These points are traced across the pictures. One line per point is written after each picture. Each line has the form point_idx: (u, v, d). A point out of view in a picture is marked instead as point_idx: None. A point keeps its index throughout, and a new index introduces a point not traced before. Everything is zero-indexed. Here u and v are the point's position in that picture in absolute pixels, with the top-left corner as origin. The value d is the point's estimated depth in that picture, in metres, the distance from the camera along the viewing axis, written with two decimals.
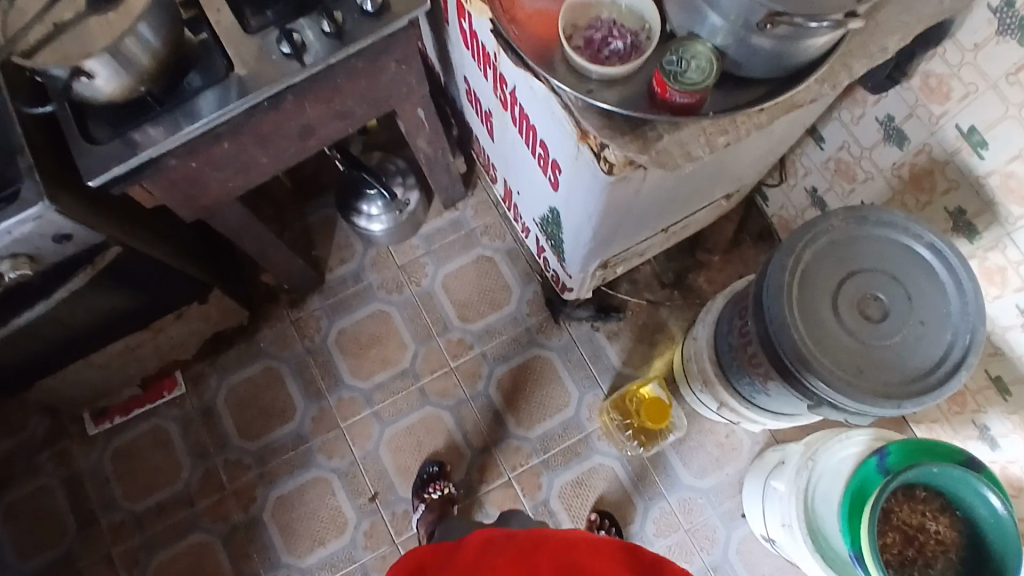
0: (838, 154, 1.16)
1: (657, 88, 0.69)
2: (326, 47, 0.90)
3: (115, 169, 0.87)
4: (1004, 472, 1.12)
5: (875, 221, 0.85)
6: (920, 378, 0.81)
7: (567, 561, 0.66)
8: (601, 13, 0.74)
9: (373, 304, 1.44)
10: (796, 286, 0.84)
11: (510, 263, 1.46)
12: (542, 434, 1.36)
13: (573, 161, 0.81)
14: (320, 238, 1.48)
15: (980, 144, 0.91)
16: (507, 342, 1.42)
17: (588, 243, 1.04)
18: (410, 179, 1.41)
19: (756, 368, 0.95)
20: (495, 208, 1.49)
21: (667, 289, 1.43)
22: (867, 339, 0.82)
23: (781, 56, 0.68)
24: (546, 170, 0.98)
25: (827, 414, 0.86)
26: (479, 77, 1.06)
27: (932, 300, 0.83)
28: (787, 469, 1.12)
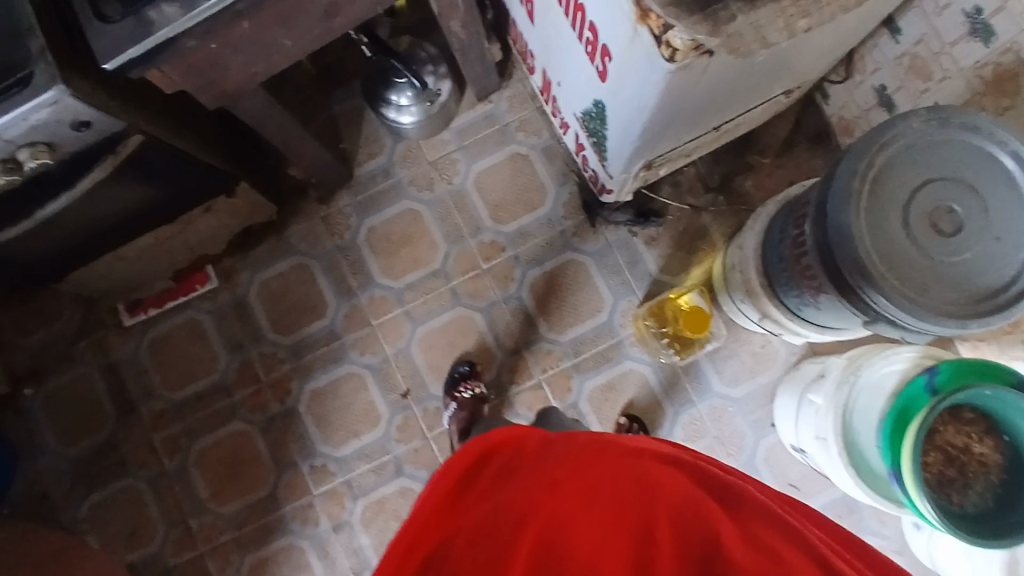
0: (915, 48, 1.05)
1: None
2: None
3: (130, 51, 0.81)
4: None
5: (961, 124, 0.76)
6: (986, 299, 0.75)
7: (632, 465, 0.63)
8: None
9: (403, 202, 1.39)
10: (865, 193, 0.76)
11: (546, 161, 1.39)
12: (573, 339, 1.35)
13: (628, 46, 0.73)
14: (348, 130, 1.41)
15: None
16: (541, 245, 1.37)
17: (635, 142, 0.96)
18: (441, 67, 1.32)
19: (809, 280, 0.90)
20: (531, 101, 1.40)
21: (711, 193, 1.35)
22: (937, 254, 0.76)
23: None
24: (594, 58, 0.89)
25: (882, 331, 0.82)
26: None
27: (1013, 214, 0.76)
28: (827, 383, 1.10)
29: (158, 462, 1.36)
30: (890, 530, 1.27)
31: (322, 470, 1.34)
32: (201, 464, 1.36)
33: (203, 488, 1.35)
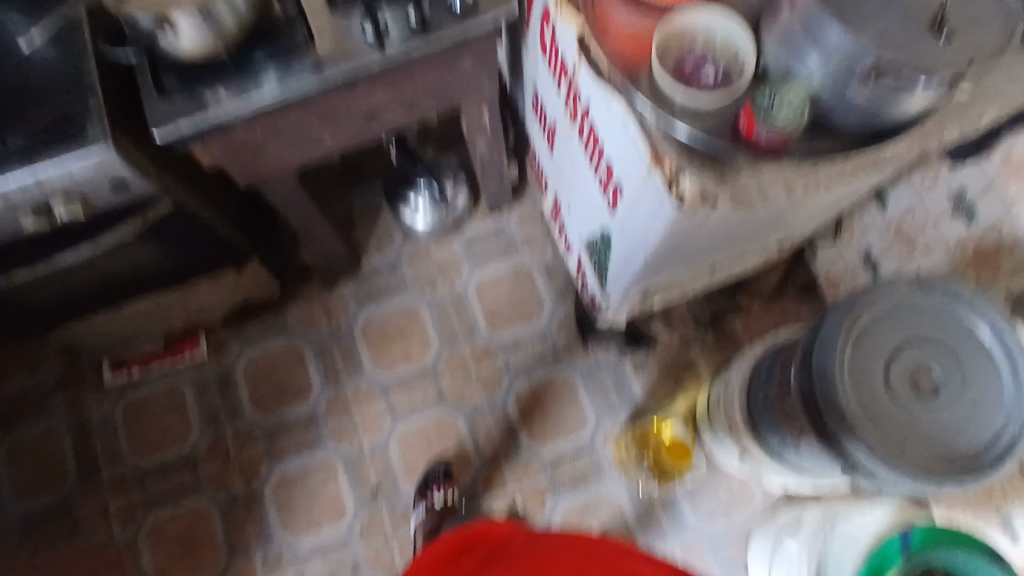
0: (900, 219, 1.13)
1: (743, 124, 0.67)
2: (407, 34, 0.89)
3: (182, 125, 0.87)
4: None
5: (938, 293, 0.83)
6: (964, 461, 0.77)
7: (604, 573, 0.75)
8: (696, 40, 0.71)
9: (403, 297, 1.43)
10: (848, 345, 0.81)
11: (546, 278, 1.45)
12: (553, 455, 1.34)
13: (640, 185, 0.80)
14: (361, 224, 1.47)
15: None
16: (532, 357, 1.40)
17: (635, 271, 1.02)
18: (460, 179, 1.40)
19: (792, 424, 0.92)
20: (540, 220, 1.48)
21: (701, 328, 1.40)
22: (915, 412, 0.79)
23: (877, 109, 0.65)
24: (606, 191, 0.96)
25: (861, 483, 0.83)
26: (550, 87, 1.05)
27: (986, 382, 0.80)
28: (802, 530, 1.10)
29: (105, 531, 1.30)
30: None
31: (276, 562, 1.28)
32: (150, 539, 1.29)
33: (147, 566, 1.28)
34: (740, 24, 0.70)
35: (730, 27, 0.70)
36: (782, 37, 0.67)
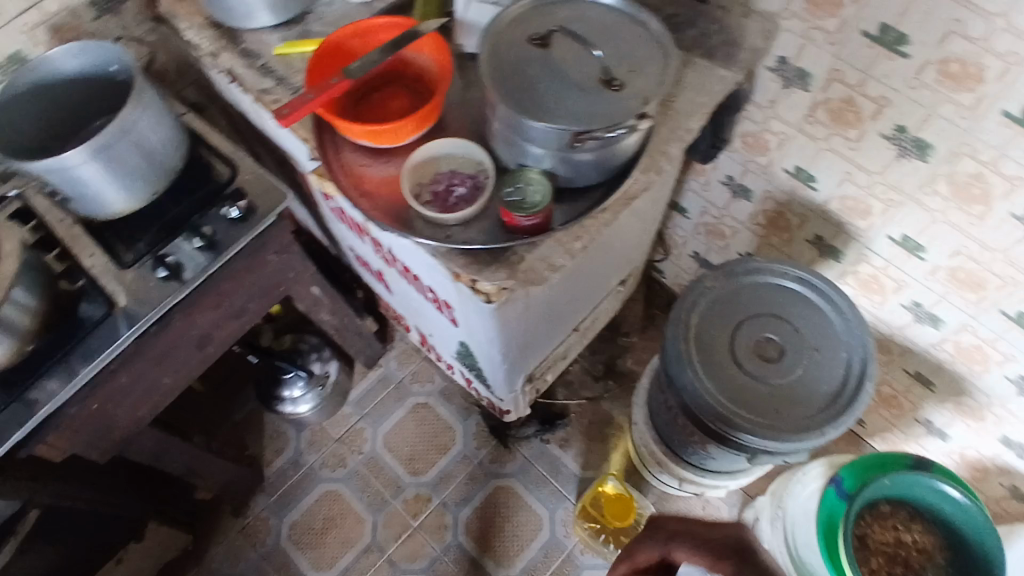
0: (703, 219, 1.26)
1: (506, 219, 0.75)
2: (200, 261, 0.92)
3: (15, 435, 0.82)
4: (967, 458, 1.20)
5: (743, 271, 0.92)
6: (832, 402, 0.85)
7: None
8: (441, 166, 0.81)
9: (319, 486, 1.39)
10: (694, 350, 0.88)
11: (446, 402, 1.46)
12: (524, 567, 1.30)
13: (457, 297, 0.85)
14: (251, 434, 1.44)
15: (809, 179, 1.00)
16: (464, 483, 1.38)
17: (504, 366, 1.06)
18: (325, 352, 1.42)
19: (694, 435, 0.97)
20: (417, 353, 1.51)
21: (601, 381, 1.45)
22: (775, 380, 0.87)
23: (603, 161, 0.75)
24: (443, 310, 1.01)
25: (768, 460, 0.89)
26: (359, 243, 1.11)
27: (817, 326, 0.90)
28: (763, 525, 1.12)
29: None
30: None
31: None
32: None
33: None
34: (469, 142, 0.80)
35: (463, 147, 0.80)
36: (503, 139, 0.76)
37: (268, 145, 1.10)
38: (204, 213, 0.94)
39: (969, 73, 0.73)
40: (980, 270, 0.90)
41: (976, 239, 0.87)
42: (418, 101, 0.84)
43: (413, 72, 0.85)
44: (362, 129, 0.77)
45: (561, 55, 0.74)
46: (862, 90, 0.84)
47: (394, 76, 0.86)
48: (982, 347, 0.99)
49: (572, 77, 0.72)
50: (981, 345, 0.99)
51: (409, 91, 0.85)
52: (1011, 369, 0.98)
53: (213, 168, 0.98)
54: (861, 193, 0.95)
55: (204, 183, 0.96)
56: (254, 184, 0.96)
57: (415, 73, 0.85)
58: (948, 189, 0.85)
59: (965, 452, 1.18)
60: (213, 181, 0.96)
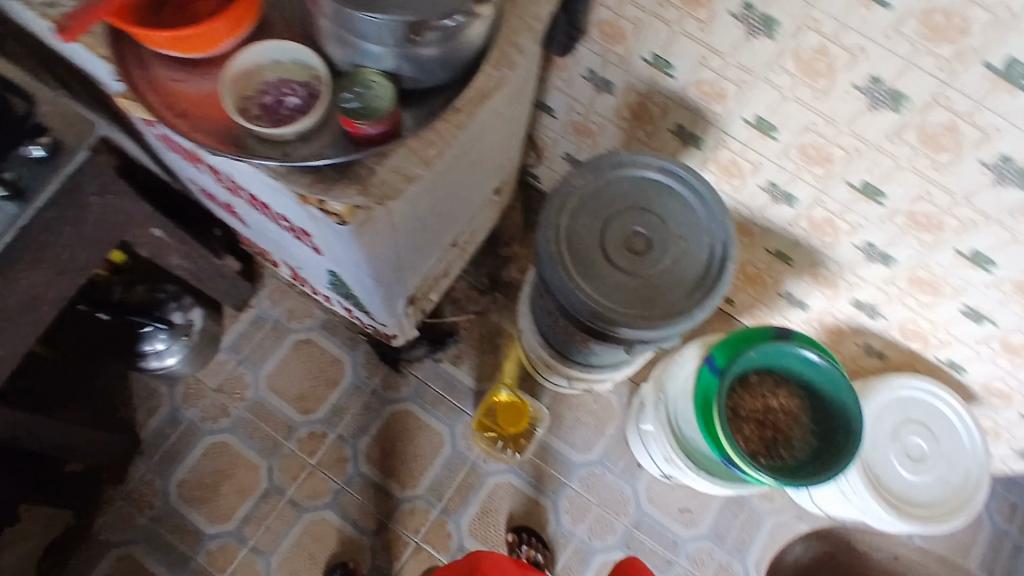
0: (571, 118, 1.23)
1: (348, 127, 0.68)
2: (6, 212, 0.79)
3: None
4: (822, 322, 1.30)
5: (607, 167, 0.91)
6: (699, 285, 0.88)
7: None
8: (268, 74, 0.72)
9: (203, 440, 1.31)
10: (565, 251, 0.88)
11: (330, 335, 1.40)
12: (430, 484, 1.32)
13: (311, 222, 0.78)
14: (117, 398, 1.32)
15: (666, 66, 0.99)
16: (359, 413, 1.35)
17: (379, 291, 1.01)
18: (185, 299, 1.30)
19: (576, 335, 0.99)
20: (291, 289, 1.42)
21: (487, 294, 1.44)
22: (645, 271, 0.88)
23: (447, 57, 0.69)
24: (302, 239, 0.93)
25: (645, 349, 0.92)
26: (198, 173, 0.99)
27: (682, 213, 0.91)
28: (647, 409, 1.18)
29: None
30: (780, 500, 1.37)
31: None
32: None
33: None
34: (297, 45, 0.71)
35: (291, 50, 0.71)
36: (334, 39, 0.68)
37: (65, 67, 0.93)
38: None
39: None
40: (826, 144, 0.94)
41: (823, 114, 0.90)
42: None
43: None
44: (166, 36, 0.66)
45: None
46: None
47: None
48: (832, 220, 1.05)
49: None
50: (831, 218, 1.05)
51: None
52: (858, 237, 1.05)
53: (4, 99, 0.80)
54: (717, 77, 0.95)
55: None
56: (56, 118, 0.82)
57: None
58: (795, 66, 0.86)
59: (822, 317, 1.29)
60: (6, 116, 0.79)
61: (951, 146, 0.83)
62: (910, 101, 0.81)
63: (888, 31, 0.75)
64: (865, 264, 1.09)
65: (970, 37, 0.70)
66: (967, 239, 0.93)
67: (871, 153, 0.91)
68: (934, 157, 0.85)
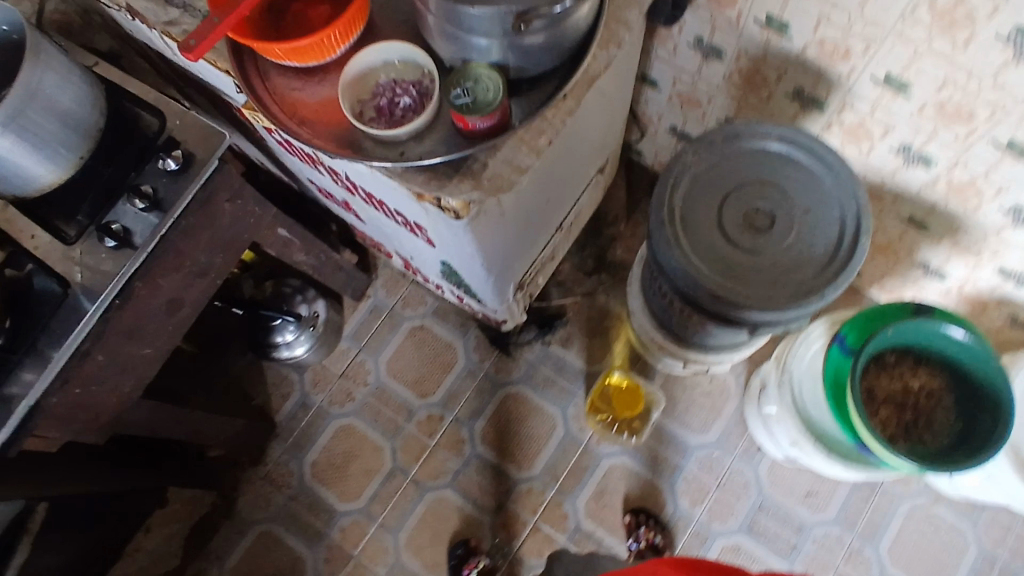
0: (676, 90, 1.18)
1: (459, 123, 0.69)
2: (148, 223, 0.83)
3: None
4: (967, 294, 1.18)
5: (723, 139, 0.86)
6: (828, 263, 0.82)
7: None
8: (380, 77, 0.73)
9: (331, 423, 1.40)
10: (680, 232, 0.85)
11: (441, 321, 1.44)
12: (545, 466, 1.34)
13: (426, 217, 0.80)
14: (254, 385, 1.44)
15: (783, 26, 0.92)
16: (472, 397, 1.39)
17: (490, 279, 1.02)
18: (309, 292, 1.39)
19: (692, 317, 0.96)
20: (403, 279, 1.48)
21: (593, 276, 1.43)
22: (768, 249, 0.83)
23: (554, 43, 0.68)
24: (416, 232, 0.96)
25: (768, 331, 0.87)
26: (316, 174, 1.04)
27: (807, 186, 0.85)
28: (770, 391, 1.13)
29: None
30: (920, 485, 1.27)
31: None
32: None
33: None
34: (404, 44, 0.72)
35: (400, 51, 0.73)
36: (441, 34, 0.68)
37: (195, 84, 1.00)
38: (138, 170, 0.84)
39: None
40: (967, 104, 0.84)
41: (961, 70, 0.80)
42: (341, 4, 0.75)
43: None
44: (284, 48, 0.70)
45: None
46: None
47: None
48: (975, 182, 0.95)
49: None
50: (973, 181, 0.95)
51: None
52: (1005, 200, 0.94)
53: (140, 118, 0.87)
54: (840, 34, 0.87)
55: (133, 137, 0.86)
56: (185, 130, 0.86)
57: None
58: (933, 16, 0.77)
59: (968, 288, 1.17)
60: (141, 134, 0.86)
61: None
62: None
63: None
64: (1011, 229, 0.98)
65: None
66: None
67: (1020, 109, 0.80)
68: None
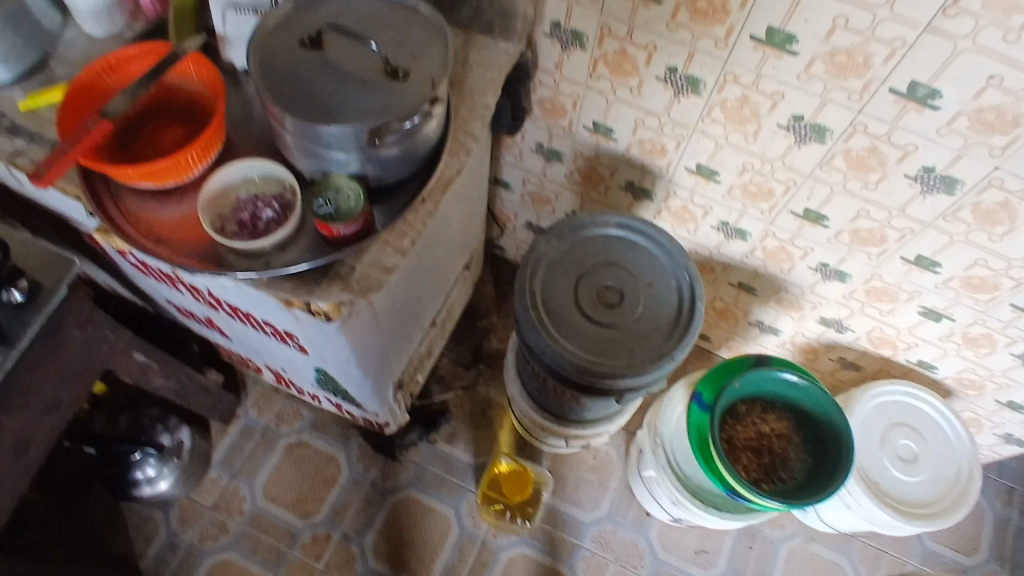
0: (527, 189, 1.30)
1: (323, 231, 0.72)
2: None
3: None
4: (796, 345, 1.35)
5: (570, 229, 0.96)
6: (674, 326, 0.92)
7: None
8: (240, 193, 0.75)
9: (204, 563, 1.27)
10: (544, 314, 0.91)
11: (321, 433, 1.39)
12: (443, 570, 1.29)
13: (297, 324, 0.80)
14: (110, 534, 1.28)
15: (608, 131, 1.07)
16: (361, 508, 1.33)
17: (368, 381, 1.02)
18: (171, 420, 1.28)
19: (567, 394, 1.02)
20: (276, 394, 1.42)
21: (471, 368, 1.46)
22: (622, 321, 0.92)
23: (409, 153, 0.74)
24: (287, 341, 0.94)
25: (635, 396, 0.95)
26: (175, 293, 1.00)
27: (647, 262, 0.96)
28: (647, 456, 1.20)
29: None
30: (791, 526, 1.37)
31: None
32: None
33: None
34: (262, 161, 0.75)
35: (259, 167, 0.76)
36: (300, 151, 0.72)
37: (36, 211, 0.95)
38: None
39: (715, 7, 0.80)
40: (766, 180, 1.00)
41: (757, 154, 0.97)
42: (196, 128, 0.78)
43: (183, 98, 0.79)
44: (138, 169, 0.70)
45: (336, 55, 0.72)
46: (631, 41, 0.89)
47: (162, 105, 0.79)
48: (785, 247, 1.12)
49: (352, 72, 0.71)
50: (783, 246, 1.12)
51: (183, 118, 0.79)
52: (812, 259, 1.11)
53: None
54: (655, 135, 1.03)
55: None
56: (31, 257, 0.81)
57: (187, 99, 0.79)
58: (724, 116, 0.93)
59: (796, 340, 1.34)
60: None
61: (877, 165, 0.89)
62: (832, 131, 0.87)
63: (801, 75, 0.82)
64: (823, 283, 1.15)
65: (875, 67, 0.77)
66: (912, 246, 0.98)
67: (808, 182, 0.97)
68: (865, 177, 0.91)
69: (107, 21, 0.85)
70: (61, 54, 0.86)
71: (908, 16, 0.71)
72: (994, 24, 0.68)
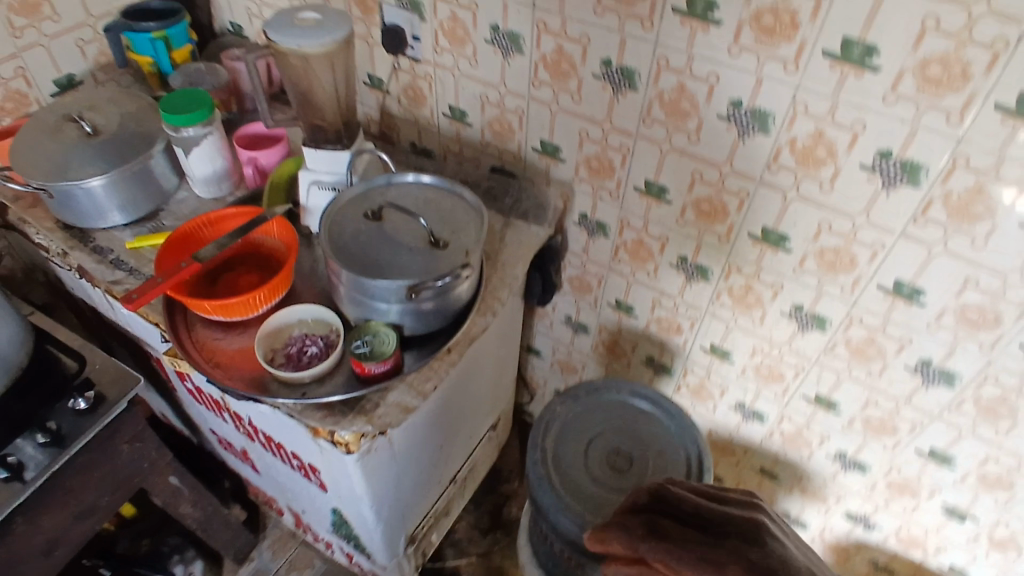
0: (556, 358, 1.39)
1: (357, 368, 0.81)
2: (42, 459, 0.84)
3: None
4: (825, 542, 1.29)
5: (584, 394, 1.03)
6: None
7: None
8: (293, 331, 0.87)
9: None
10: (553, 474, 0.95)
11: None
12: None
13: (321, 455, 0.86)
14: None
15: (629, 309, 1.17)
16: None
17: (380, 527, 1.04)
18: (188, 552, 1.33)
19: (576, 563, 1.00)
20: (292, 538, 1.42)
21: (488, 533, 1.44)
22: (630, 487, 0.94)
23: (441, 309, 0.85)
24: (310, 476, 1.00)
25: None
26: (220, 422, 1.09)
27: (658, 432, 1.00)
28: None
29: None
30: None
31: None
32: None
33: None
34: (316, 305, 0.88)
35: (312, 310, 0.88)
36: (349, 300, 0.85)
37: (120, 335, 1.10)
38: (49, 406, 0.88)
39: (717, 208, 0.93)
40: (776, 363, 1.06)
41: (765, 339, 1.04)
42: (266, 275, 0.93)
43: (263, 252, 0.95)
44: (213, 303, 0.83)
45: (391, 227, 0.87)
46: (646, 232, 1.03)
47: (246, 256, 0.95)
48: (801, 432, 1.13)
49: (402, 240, 0.85)
50: (800, 430, 1.13)
51: (258, 266, 0.94)
52: (829, 447, 1.12)
53: (59, 361, 0.93)
54: (671, 314, 1.12)
55: (49, 377, 0.91)
56: (104, 372, 0.93)
57: (267, 253, 0.95)
58: (731, 301, 1.02)
59: (824, 536, 1.28)
60: (58, 375, 0.91)
61: (877, 356, 0.94)
62: (831, 322, 0.94)
63: (796, 269, 0.92)
64: (844, 473, 1.14)
65: (861, 265, 0.86)
66: (924, 438, 0.99)
67: (815, 368, 1.02)
68: (868, 367, 0.96)
69: (215, 185, 1.06)
70: (172, 208, 1.05)
71: (884, 223, 0.80)
72: (960, 232, 0.76)
